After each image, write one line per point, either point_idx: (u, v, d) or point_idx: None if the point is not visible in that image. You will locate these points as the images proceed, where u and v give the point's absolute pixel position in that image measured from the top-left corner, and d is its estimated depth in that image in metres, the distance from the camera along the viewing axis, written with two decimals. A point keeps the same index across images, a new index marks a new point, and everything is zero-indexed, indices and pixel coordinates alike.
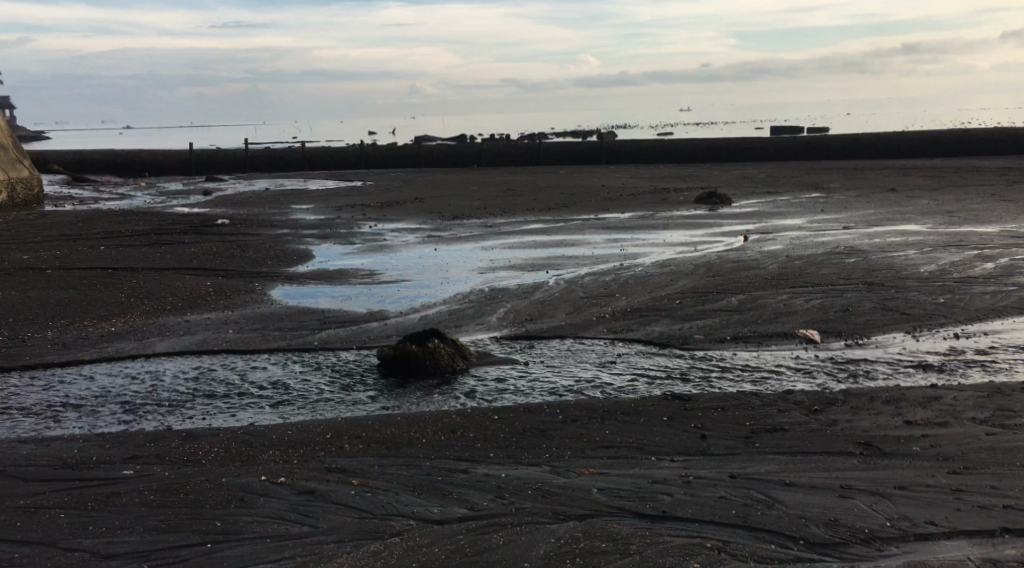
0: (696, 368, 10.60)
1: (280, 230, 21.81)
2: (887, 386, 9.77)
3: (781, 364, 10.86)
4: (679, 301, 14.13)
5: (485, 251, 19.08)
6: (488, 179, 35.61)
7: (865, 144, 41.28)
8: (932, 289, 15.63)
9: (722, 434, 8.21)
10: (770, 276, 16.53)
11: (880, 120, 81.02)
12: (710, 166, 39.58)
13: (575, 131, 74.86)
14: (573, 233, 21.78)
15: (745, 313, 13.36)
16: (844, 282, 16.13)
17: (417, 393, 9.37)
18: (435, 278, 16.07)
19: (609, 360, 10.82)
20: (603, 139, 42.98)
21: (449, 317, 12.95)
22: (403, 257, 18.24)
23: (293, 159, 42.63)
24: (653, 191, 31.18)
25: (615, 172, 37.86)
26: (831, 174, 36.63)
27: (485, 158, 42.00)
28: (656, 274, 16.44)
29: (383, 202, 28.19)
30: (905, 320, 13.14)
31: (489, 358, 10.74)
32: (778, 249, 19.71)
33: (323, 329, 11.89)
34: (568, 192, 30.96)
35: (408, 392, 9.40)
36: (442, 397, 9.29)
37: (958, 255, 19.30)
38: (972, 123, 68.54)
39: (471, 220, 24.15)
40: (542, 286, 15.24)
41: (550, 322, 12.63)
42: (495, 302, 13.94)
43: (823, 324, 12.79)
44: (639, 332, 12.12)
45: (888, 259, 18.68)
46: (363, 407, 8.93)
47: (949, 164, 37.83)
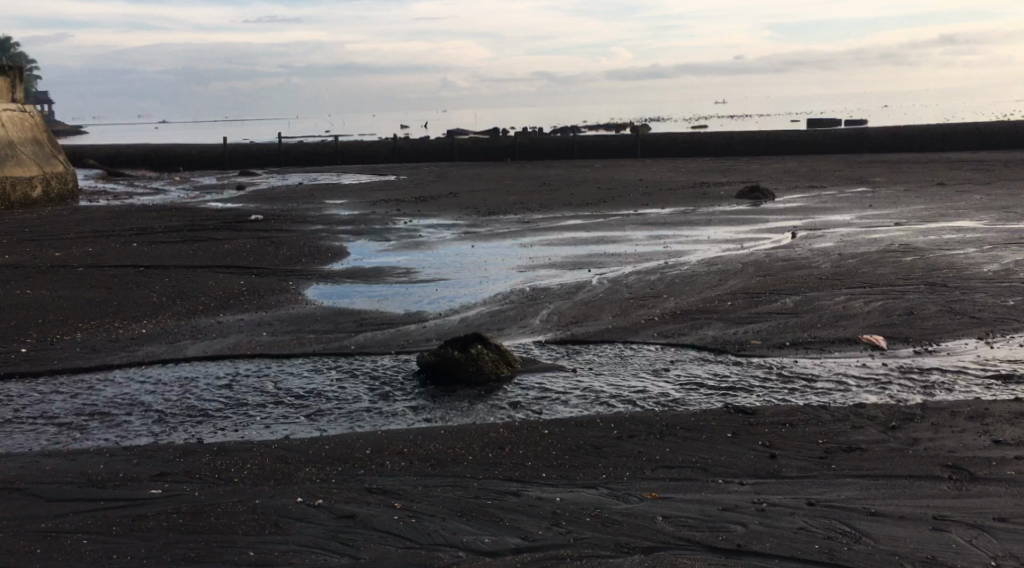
0: (756, 377, 9.93)
1: (314, 226, 21.31)
2: (966, 401, 9.17)
3: (846, 373, 10.18)
4: (732, 302, 13.44)
5: (524, 248, 18.48)
6: (524, 173, 34.94)
7: (910, 137, 40.22)
8: (997, 291, 14.84)
9: (793, 454, 7.54)
10: (823, 275, 15.81)
11: (919, 112, 79.60)
12: (750, 160, 38.68)
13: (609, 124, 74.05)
14: (615, 229, 21.11)
15: (803, 316, 12.66)
16: (904, 283, 15.37)
17: (460, 404, 8.76)
18: (474, 276, 15.49)
19: (662, 368, 10.17)
20: (640, 132, 42.19)
21: (490, 319, 12.35)
22: (440, 254, 17.66)
23: (326, 153, 42.22)
24: (694, 186, 30.40)
25: (653, 166, 37.06)
26: (875, 167, 35.68)
27: (520, 151, 41.33)
28: (704, 273, 15.77)
29: (417, 198, 27.64)
30: (973, 327, 12.41)
31: (535, 364, 10.13)
32: (829, 247, 18.93)
33: (360, 332, 11.33)
34: (606, 186, 30.26)
35: (451, 403, 8.79)
36: (488, 408, 8.68)
37: (1018, 253, 18.43)
38: (1013, 114, 67.07)
39: (509, 216, 23.53)
40: (585, 286, 14.61)
41: (598, 325, 12.01)
42: (538, 303, 13.33)
43: (887, 330, 12.08)
44: (692, 337, 11.48)
45: (945, 257, 17.90)
46: (405, 418, 8.34)
47: (997, 157, 36.77)
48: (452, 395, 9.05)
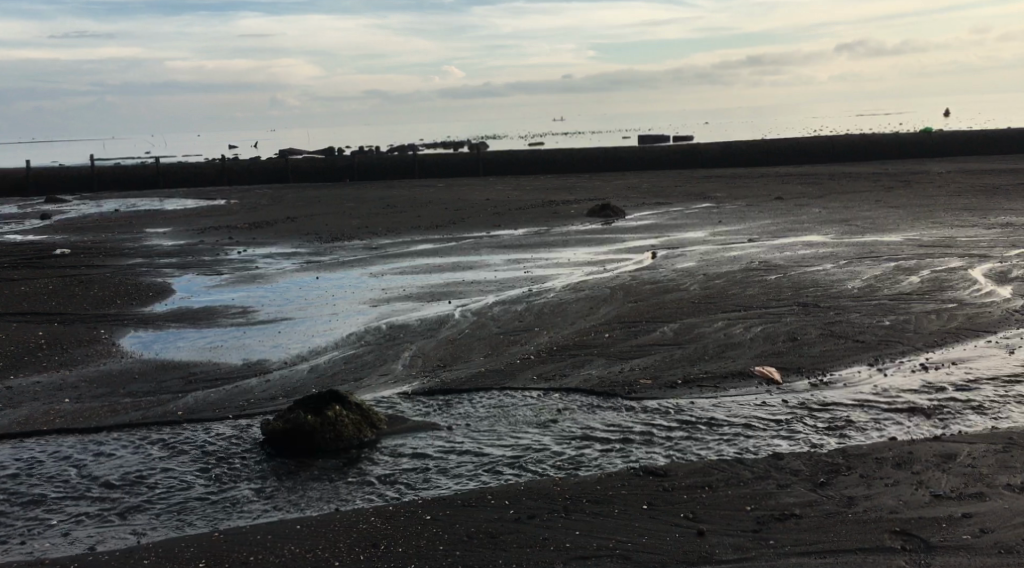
0: (654, 426, 8.83)
1: (133, 260, 19.23)
2: (885, 444, 8.17)
3: (749, 414, 9.19)
4: (609, 335, 12.34)
5: (374, 278, 17.00)
6: (364, 194, 33.31)
7: (746, 152, 40.42)
8: (872, 308, 14.15)
9: (721, 527, 6.51)
10: (694, 298, 14.97)
11: (743, 128, 81.67)
12: (593, 176, 38.05)
13: (443, 143, 72.77)
14: (467, 254, 19.82)
15: (686, 347, 11.67)
16: (777, 302, 14.57)
17: (320, 490, 7.43)
18: (321, 313, 13.95)
19: (548, 420, 8.98)
20: (481, 151, 41.12)
21: (343, 368, 10.87)
22: (282, 288, 16.02)
23: (148, 177, 39.50)
24: (541, 205, 29.49)
25: (496, 185, 36.01)
26: (715, 182, 35.62)
27: (358, 171, 39.55)
28: (571, 301, 14.65)
29: (250, 223, 25.73)
30: (862, 350, 11.59)
31: (404, 425, 8.82)
32: (691, 267, 18.14)
33: (189, 395, 9.78)
34: (451, 207, 29.01)
35: (307, 487, 7.47)
36: (352, 489, 7.42)
37: (877, 267, 17.99)
38: (830, 129, 69.29)
39: (353, 242, 21.94)
40: (447, 320, 13.27)
41: (467, 370, 10.67)
42: (396, 344, 11.89)
43: (777, 357, 11.22)
44: (573, 378, 10.30)
45: (810, 273, 17.32)
46: (250, 510, 7.15)
47: (828, 170, 37.33)
48: (308, 478, 7.67)
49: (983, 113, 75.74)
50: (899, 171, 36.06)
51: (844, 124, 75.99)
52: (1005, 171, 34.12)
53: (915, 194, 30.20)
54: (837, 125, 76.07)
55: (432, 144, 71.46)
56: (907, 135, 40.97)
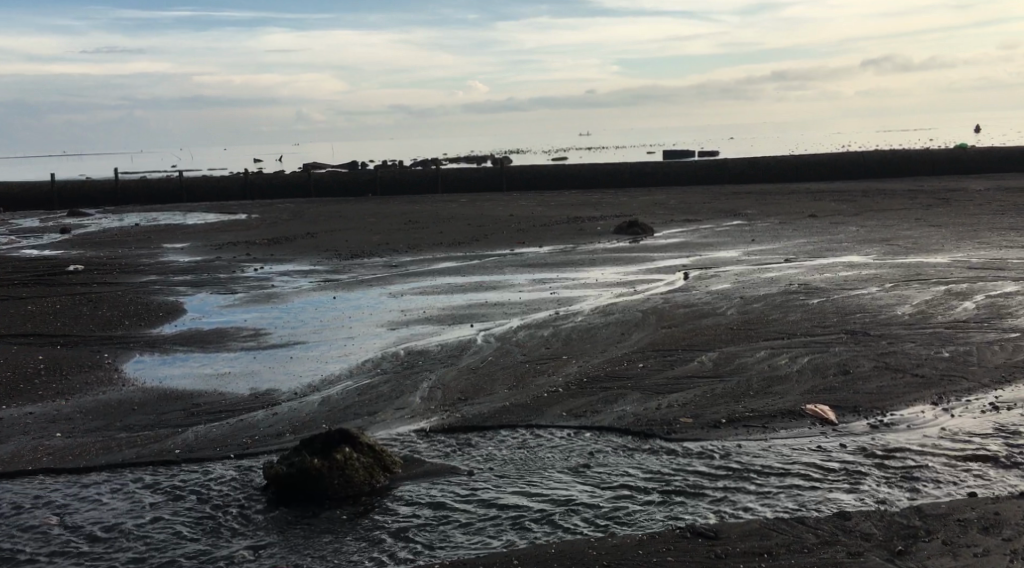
0: (698, 473, 7.93)
1: (145, 277, 18.47)
2: (966, 501, 7.24)
3: (805, 461, 8.24)
4: (644, 365, 11.41)
5: (393, 298, 16.15)
6: (385, 209, 32.54)
7: (776, 167, 39.33)
8: (926, 337, 13.15)
9: None
10: (733, 324, 14.01)
11: (768, 145, 80.53)
12: (620, 192, 37.10)
13: (466, 157, 72.04)
14: (491, 273, 18.94)
15: (730, 380, 10.73)
16: (823, 330, 13.58)
17: (326, 551, 6.62)
18: (336, 337, 13.10)
19: (580, 465, 8.07)
20: (505, 165, 40.28)
21: (357, 401, 10.01)
22: (295, 308, 15.20)
23: (169, 190, 38.88)
24: (567, 221, 28.58)
25: (521, 200, 35.11)
26: (745, 199, 34.58)
27: (381, 185, 38.77)
28: (601, 325, 13.73)
29: (267, 239, 24.98)
30: (922, 388, 10.61)
31: (420, 468, 7.98)
32: (727, 288, 17.16)
33: (186, 430, 8.96)
34: (475, 223, 28.16)
35: (311, 547, 6.68)
36: (361, 548, 6.62)
37: (925, 292, 16.94)
38: (856, 147, 68.09)
39: (373, 259, 21.11)
40: (470, 346, 12.39)
41: (491, 404, 9.79)
42: (414, 373, 11.01)
43: (831, 393, 10.26)
44: (608, 415, 9.39)
45: (854, 298, 16.30)
46: None
47: (862, 188, 36.17)
48: (315, 534, 6.83)
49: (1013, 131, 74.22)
50: (934, 189, 34.87)
51: (872, 141, 74.48)
52: None
53: (955, 213, 29.03)
54: (865, 142, 74.49)
55: (455, 159, 70.56)
56: (942, 151, 39.72)
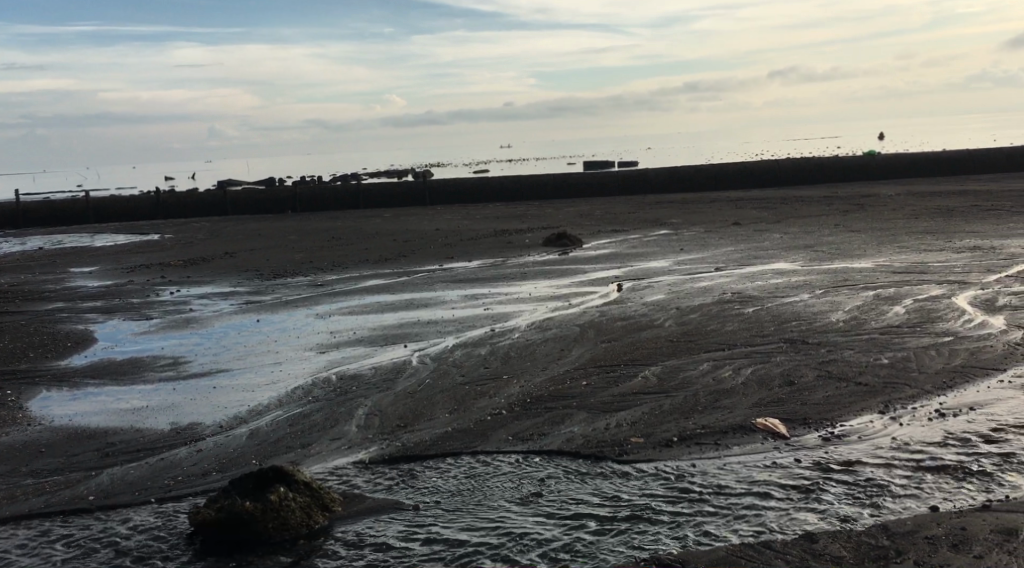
0: (654, 494, 7.62)
1: (53, 305, 17.67)
2: (932, 515, 7.04)
3: (763, 479, 7.93)
4: (587, 383, 11.06)
5: (322, 319, 15.58)
6: (306, 226, 31.78)
7: (698, 175, 39.30)
8: (864, 344, 12.83)
9: None
10: (671, 336, 13.79)
11: (690, 153, 81.10)
12: (544, 204, 36.82)
13: (388, 171, 71.12)
14: (420, 291, 18.46)
15: (676, 396, 10.44)
16: (761, 338, 13.39)
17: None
18: (262, 363, 12.56)
19: (531, 493, 7.68)
20: (427, 179, 39.75)
21: (288, 432, 9.50)
22: (218, 333, 14.60)
23: (80, 211, 37.57)
24: (493, 235, 28.17)
25: (445, 214, 34.63)
26: (669, 208, 34.59)
27: (301, 203, 37.95)
28: (538, 341, 13.38)
29: (184, 260, 24.13)
30: (868, 396, 10.35)
31: (363, 504, 7.56)
32: (661, 300, 16.89)
33: (100, 474, 8.55)
34: (400, 239, 27.59)
35: None
36: None
37: (856, 296, 16.61)
38: (775, 154, 68.80)
39: (296, 279, 20.45)
40: (406, 368, 11.93)
41: (432, 430, 9.35)
42: (349, 400, 10.52)
43: (777, 406, 10.02)
44: (555, 437, 9.02)
45: (788, 304, 16.17)
46: None
47: (784, 194, 36.41)
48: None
49: (924, 134, 75.72)
50: (850, 194, 35.23)
51: (789, 149, 75.32)
52: (961, 191, 33.25)
53: (874, 217, 29.26)
54: (782, 149, 75.39)
55: (377, 174, 69.63)
56: (859, 157, 40.10)
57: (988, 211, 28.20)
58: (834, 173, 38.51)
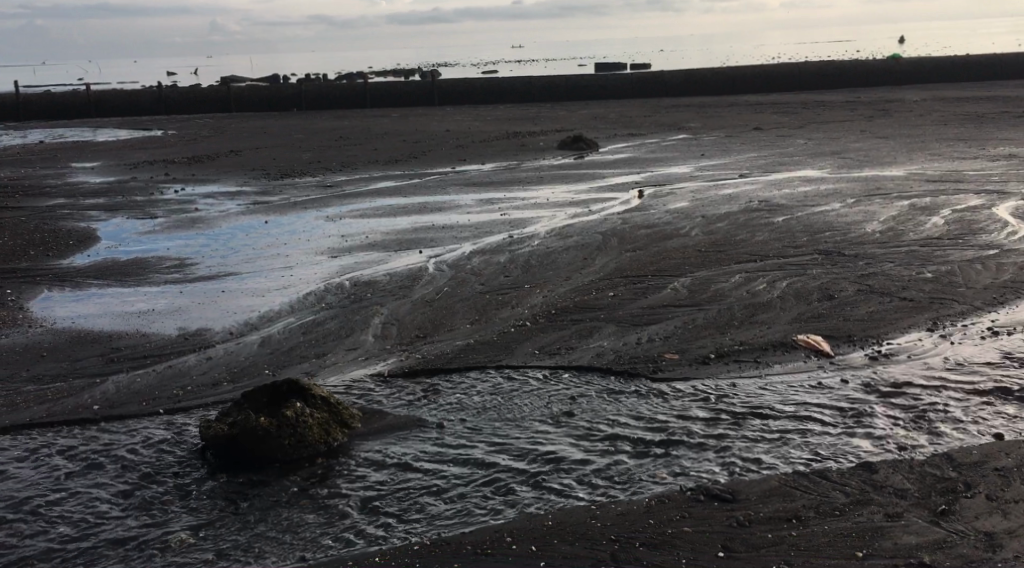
0: (695, 415, 7.09)
1: (53, 201, 17.06)
2: (999, 444, 6.50)
3: (810, 400, 7.39)
4: (614, 294, 10.50)
5: (333, 222, 14.97)
6: (312, 126, 30.87)
7: (715, 78, 38.09)
8: (904, 257, 12.11)
9: None
10: (699, 245, 13.16)
11: (701, 55, 79.12)
12: (557, 106, 35.79)
13: (394, 70, 69.50)
14: (433, 194, 17.78)
15: (709, 309, 9.89)
16: (794, 249, 12.77)
17: (284, 534, 5.82)
18: (272, 266, 12.01)
19: (562, 413, 7.16)
20: (437, 79, 38.63)
21: (303, 340, 9.00)
22: (225, 234, 14.01)
23: (80, 106, 36.61)
24: (506, 137, 27.31)
25: (455, 115, 33.65)
26: (685, 112, 33.57)
27: (307, 100, 36.93)
28: (560, 249, 12.77)
29: (187, 158, 23.38)
30: (913, 312, 9.76)
31: (382, 421, 7.07)
32: (685, 207, 16.22)
33: (105, 381, 8.07)
34: (410, 140, 26.76)
35: (270, 530, 5.88)
36: (328, 532, 5.82)
37: (890, 207, 15.82)
38: (788, 57, 66.85)
39: (305, 180, 19.74)
40: (422, 275, 11.37)
41: (452, 342, 8.82)
42: (364, 308, 9.97)
43: (818, 322, 9.45)
44: (584, 352, 8.49)
45: (819, 214, 15.48)
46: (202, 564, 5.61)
47: (804, 99, 35.29)
48: (255, 511, 6.05)
49: (943, 38, 73.65)
50: (873, 100, 34.11)
51: (805, 52, 73.34)
52: (987, 98, 32.13)
53: (899, 124, 28.26)
54: (797, 53, 73.43)
55: (382, 72, 68.11)
56: (881, 61, 38.77)
57: (1019, 118, 27.16)
58: (857, 77, 37.23)
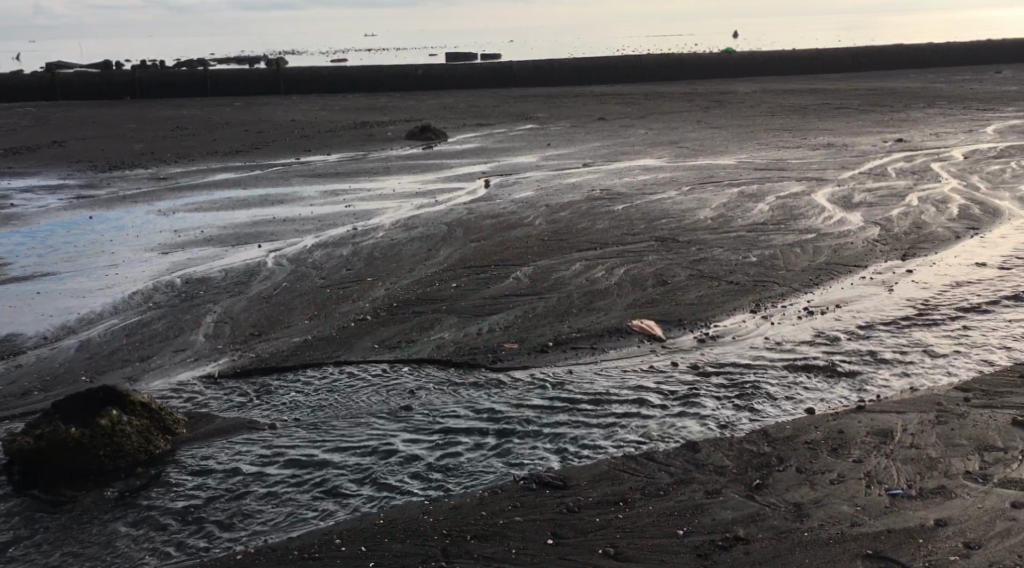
0: (531, 405, 7.24)
1: None
2: (810, 418, 6.86)
3: (639, 384, 7.63)
4: (456, 285, 10.58)
5: (169, 216, 14.54)
6: (147, 115, 29.79)
7: (560, 69, 38.62)
8: (732, 243, 12.61)
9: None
10: (539, 235, 13.37)
11: (547, 46, 80.04)
12: (404, 96, 35.63)
13: (238, 58, 67.65)
14: (276, 186, 17.46)
15: (548, 298, 10.08)
16: (631, 236, 13.12)
17: (106, 550, 5.70)
18: (98, 264, 11.59)
19: (400, 406, 7.21)
20: (281, 67, 37.84)
21: (128, 342, 8.76)
22: (47, 231, 13.43)
23: None
24: (352, 127, 27.02)
25: (299, 105, 33.08)
26: (530, 102, 33.91)
27: (142, 89, 35.64)
28: (403, 241, 12.76)
29: (9, 150, 22.25)
30: (739, 295, 10.17)
31: (211, 425, 6.97)
32: (529, 197, 16.43)
33: None
34: (252, 130, 26.18)
35: (93, 544, 5.75)
36: (156, 544, 5.73)
37: (721, 194, 16.42)
38: (630, 49, 68.25)
39: (138, 172, 19.07)
40: (260, 270, 11.18)
41: (288, 339, 8.73)
42: (194, 306, 9.75)
43: (650, 307, 9.76)
44: (423, 345, 8.53)
45: (656, 202, 15.93)
46: None
47: (645, 89, 36.16)
48: (73, 525, 5.90)
49: (775, 32, 76.63)
50: (708, 91, 35.24)
51: (646, 44, 75.03)
52: (815, 90, 33.65)
53: (733, 114, 29.30)
54: (639, 44, 75.07)
55: (225, 60, 66.20)
56: (716, 54, 40.05)
57: (840, 109, 28.56)
58: (693, 69, 38.39)
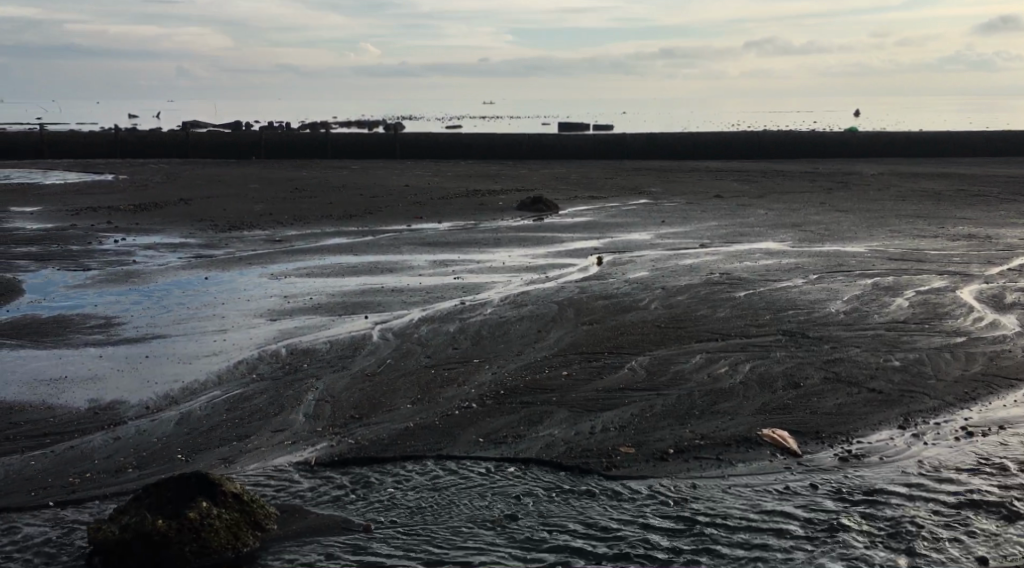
0: (652, 524, 6.40)
1: None
2: None
3: (777, 508, 6.73)
4: (568, 373, 9.83)
5: (277, 280, 14.21)
6: (266, 174, 30.15)
7: (677, 144, 37.87)
8: (870, 342, 11.59)
9: None
10: (658, 320, 12.57)
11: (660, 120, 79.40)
12: (518, 165, 35.34)
13: (358, 121, 68.86)
14: (387, 253, 17.07)
15: (669, 394, 9.24)
16: (758, 328, 12.20)
17: None
18: (204, 328, 11.25)
19: (505, 516, 6.46)
20: (399, 132, 38.04)
21: (226, 417, 8.27)
22: (158, 290, 13.24)
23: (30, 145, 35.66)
24: (465, 195, 26.71)
25: (415, 170, 33.11)
26: (645, 177, 33.21)
27: (265, 149, 36.26)
28: (513, 320, 12.09)
29: (134, 205, 22.58)
30: (883, 406, 9.17)
31: (303, 523, 6.34)
32: (647, 278, 15.65)
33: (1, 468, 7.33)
34: (367, 194, 26.07)
35: None
36: None
37: (853, 285, 15.35)
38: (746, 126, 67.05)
39: (252, 232, 19.00)
40: (365, 344, 10.63)
41: (391, 426, 8.09)
42: (296, 380, 9.22)
43: (784, 413, 8.83)
44: (532, 443, 7.77)
45: (783, 290, 14.95)
46: None
47: (764, 168, 35.11)
48: None
49: (897, 113, 74.53)
50: (830, 172, 34.02)
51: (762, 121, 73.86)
52: (945, 175, 32.08)
53: (858, 198, 28.05)
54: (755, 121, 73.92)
55: (346, 123, 67.57)
56: (840, 133, 38.76)
57: (974, 197, 27.06)
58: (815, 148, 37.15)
